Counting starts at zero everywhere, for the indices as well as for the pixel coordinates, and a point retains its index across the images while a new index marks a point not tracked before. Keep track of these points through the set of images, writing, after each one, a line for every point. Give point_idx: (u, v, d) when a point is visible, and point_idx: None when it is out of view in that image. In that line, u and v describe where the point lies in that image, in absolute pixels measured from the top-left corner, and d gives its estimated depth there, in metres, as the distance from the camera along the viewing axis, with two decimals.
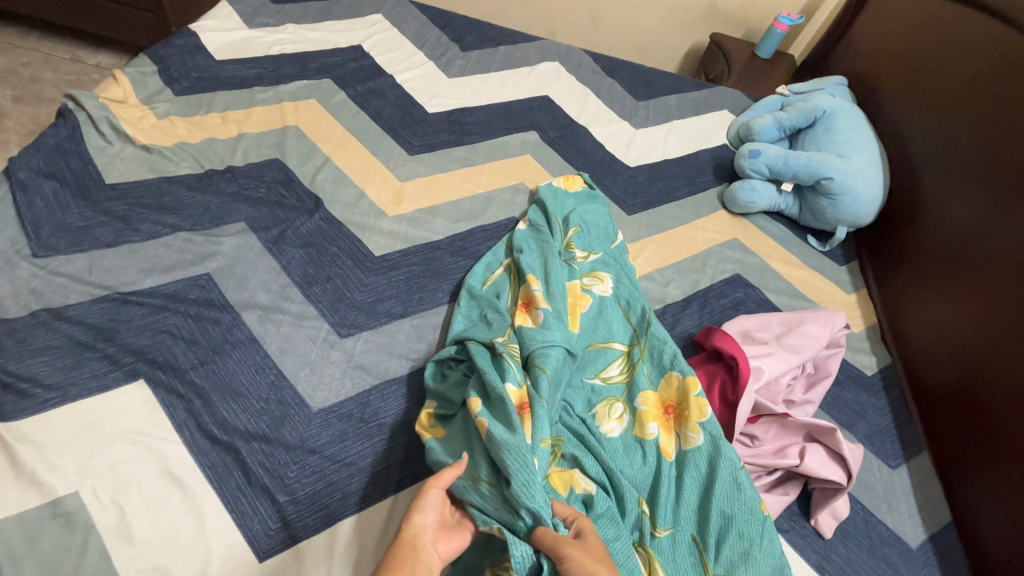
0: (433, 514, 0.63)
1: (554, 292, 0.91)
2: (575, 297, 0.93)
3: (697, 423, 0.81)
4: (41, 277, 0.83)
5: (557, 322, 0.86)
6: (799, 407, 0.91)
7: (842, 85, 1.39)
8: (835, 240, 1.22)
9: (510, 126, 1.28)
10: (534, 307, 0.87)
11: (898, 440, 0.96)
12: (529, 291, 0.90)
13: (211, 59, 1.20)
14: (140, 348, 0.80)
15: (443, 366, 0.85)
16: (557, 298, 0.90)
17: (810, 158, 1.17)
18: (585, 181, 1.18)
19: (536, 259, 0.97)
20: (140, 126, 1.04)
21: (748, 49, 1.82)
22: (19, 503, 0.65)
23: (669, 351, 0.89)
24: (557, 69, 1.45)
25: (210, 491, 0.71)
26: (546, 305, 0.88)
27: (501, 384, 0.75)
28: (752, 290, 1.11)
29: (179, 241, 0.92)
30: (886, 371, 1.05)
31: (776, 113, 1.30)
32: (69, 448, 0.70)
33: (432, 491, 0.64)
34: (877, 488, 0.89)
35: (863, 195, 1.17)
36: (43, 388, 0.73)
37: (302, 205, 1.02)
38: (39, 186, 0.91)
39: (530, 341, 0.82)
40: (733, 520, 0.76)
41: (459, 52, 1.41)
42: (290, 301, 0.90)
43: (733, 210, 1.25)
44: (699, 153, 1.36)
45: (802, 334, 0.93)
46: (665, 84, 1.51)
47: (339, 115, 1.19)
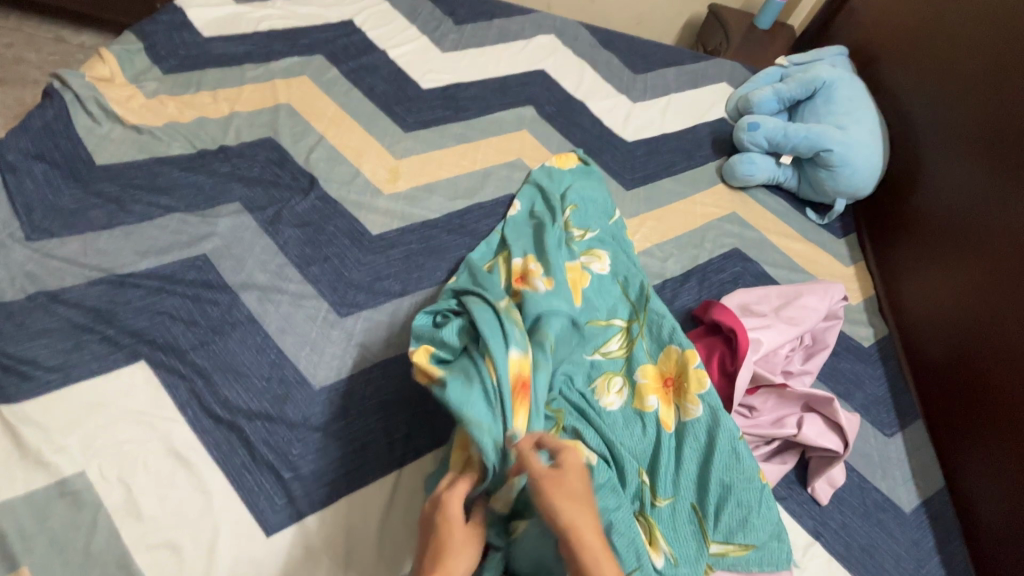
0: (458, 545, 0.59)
1: (557, 266, 0.89)
2: (574, 278, 0.92)
3: (697, 395, 0.82)
4: (36, 260, 0.82)
5: (557, 295, 0.85)
6: (797, 377, 0.92)
7: (842, 55, 1.37)
8: (834, 213, 1.21)
9: (507, 102, 1.26)
10: (534, 281, 0.86)
11: (894, 409, 0.97)
12: (526, 266, 0.89)
13: (199, 36, 1.18)
14: (139, 330, 0.80)
15: (439, 312, 0.80)
16: (558, 270, 0.89)
17: (809, 130, 1.16)
18: (580, 158, 1.16)
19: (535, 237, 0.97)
20: (129, 107, 1.02)
21: (747, 20, 1.79)
22: (26, 483, 0.66)
23: (667, 325, 0.90)
24: (553, 43, 1.42)
25: (215, 470, 0.72)
26: (547, 280, 0.86)
27: (505, 351, 0.71)
28: (750, 263, 1.11)
29: (174, 222, 0.91)
30: (883, 342, 1.06)
31: (775, 85, 1.29)
32: (73, 428, 0.70)
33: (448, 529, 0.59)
34: (872, 456, 0.90)
35: (862, 166, 1.16)
36: (43, 369, 0.73)
37: (297, 184, 1.01)
38: (29, 168, 0.90)
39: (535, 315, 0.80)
40: (731, 489, 0.77)
41: (453, 25, 1.38)
42: (289, 281, 0.89)
43: (732, 183, 1.24)
44: (698, 126, 1.35)
45: (801, 306, 0.93)
46: (663, 56, 1.48)
47: (332, 92, 1.17)
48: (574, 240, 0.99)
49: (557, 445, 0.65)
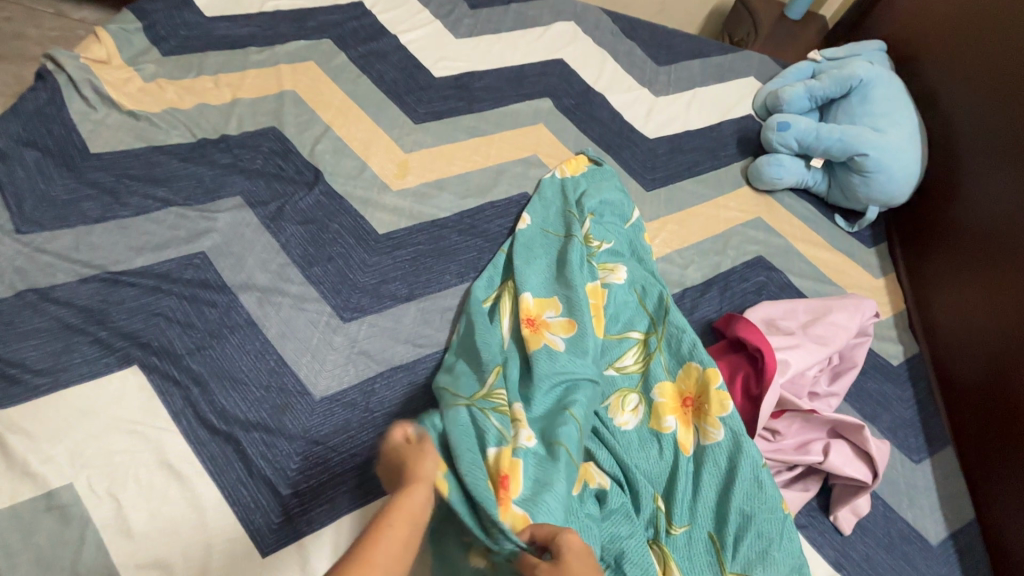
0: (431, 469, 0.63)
1: (578, 301, 0.84)
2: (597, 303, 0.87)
3: (718, 418, 0.78)
4: (26, 255, 0.78)
5: (580, 342, 0.81)
6: (823, 399, 0.87)
7: (880, 51, 1.30)
8: (865, 221, 1.15)
9: (523, 93, 1.20)
10: (552, 331, 0.82)
11: (923, 433, 0.92)
12: (542, 313, 0.85)
13: (200, 15, 1.11)
14: (132, 332, 0.76)
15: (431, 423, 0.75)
16: (581, 310, 0.84)
17: (843, 132, 1.09)
18: (591, 159, 1.10)
19: (550, 260, 0.92)
20: (127, 91, 0.97)
21: (776, 10, 1.70)
22: (11, 496, 0.62)
23: (687, 340, 0.85)
24: (572, 30, 1.34)
25: (211, 484, 0.68)
26: (562, 333, 0.83)
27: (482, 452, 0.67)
28: (775, 273, 1.06)
29: (171, 217, 0.87)
30: (913, 361, 1.00)
31: (808, 82, 1.22)
32: (62, 437, 0.67)
33: (424, 452, 0.64)
34: (899, 484, 0.86)
35: (898, 172, 1.10)
36: (32, 373, 0.70)
37: (301, 178, 0.96)
38: (20, 156, 0.85)
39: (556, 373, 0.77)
40: (751, 519, 0.73)
41: (468, 9, 1.31)
42: (290, 282, 0.85)
43: (759, 186, 1.18)
44: (723, 123, 1.28)
45: (830, 324, 0.88)
46: (688, 47, 1.41)
47: (339, 79, 1.11)
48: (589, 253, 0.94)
49: (550, 533, 0.60)
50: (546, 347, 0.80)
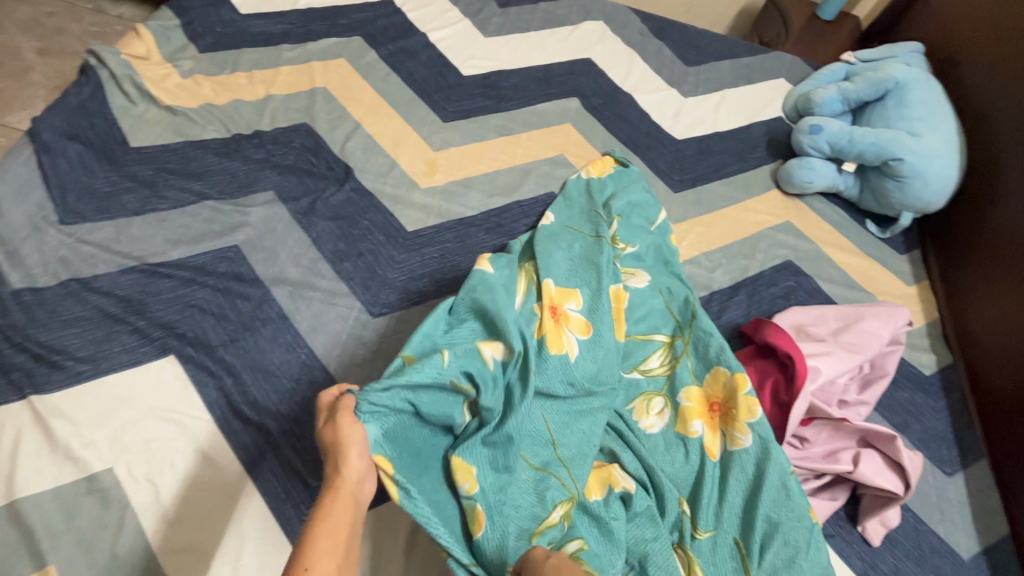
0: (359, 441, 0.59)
1: (601, 306, 0.80)
2: (620, 306, 0.85)
3: (746, 424, 0.77)
4: (69, 245, 0.81)
5: (602, 349, 0.78)
6: (853, 408, 0.86)
7: (917, 52, 1.27)
8: (898, 227, 1.13)
9: (551, 92, 1.20)
10: (570, 330, 0.78)
11: (955, 445, 0.90)
12: (564, 304, 0.80)
13: (236, 13, 1.13)
14: (169, 322, 0.78)
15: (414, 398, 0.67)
16: (601, 314, 0.80)
17: (878, 136, 1.06)
18: (615, 160, 1.07)
19: (577, 254, 0.87)
20: (165, 86, 0.99)
21: (809, 10, 1.67)
22: (56, 478, 0.65)
23: (715, 343, 0.84)
24: (601, 29, 1.34)
25: (243, 474, 0.70)
26: (579, 333, 0.78)
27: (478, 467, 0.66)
28: (804, 278, 1.04)
29: (207, 211, 0.89)
30: (946, 371, 0.98)
31: (841, 84, 1.20)
32: (102, 423, 0.69)
33: (349, 422, 0.59)
34: (929, 496, 0.84)
35: (935, 178, 1.07)
36: (74, 360, 0.72)
37: (332, 174, 0.97)
38: (64, 148, 0.88)
39: (577, 381, 0.74)
40: (779, 526, 0.72)
41: (497, 8, 1.31)
42: (321, 278, 0.86)
43: (788, 190, 1.16)
44: (752, 125, 1.26)
45: (862, 331, 0.86)
46: (718, 47, 1.39)
47: (370, 76, 1.12)
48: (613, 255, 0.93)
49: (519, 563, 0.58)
50: (564, 352, 0.75)
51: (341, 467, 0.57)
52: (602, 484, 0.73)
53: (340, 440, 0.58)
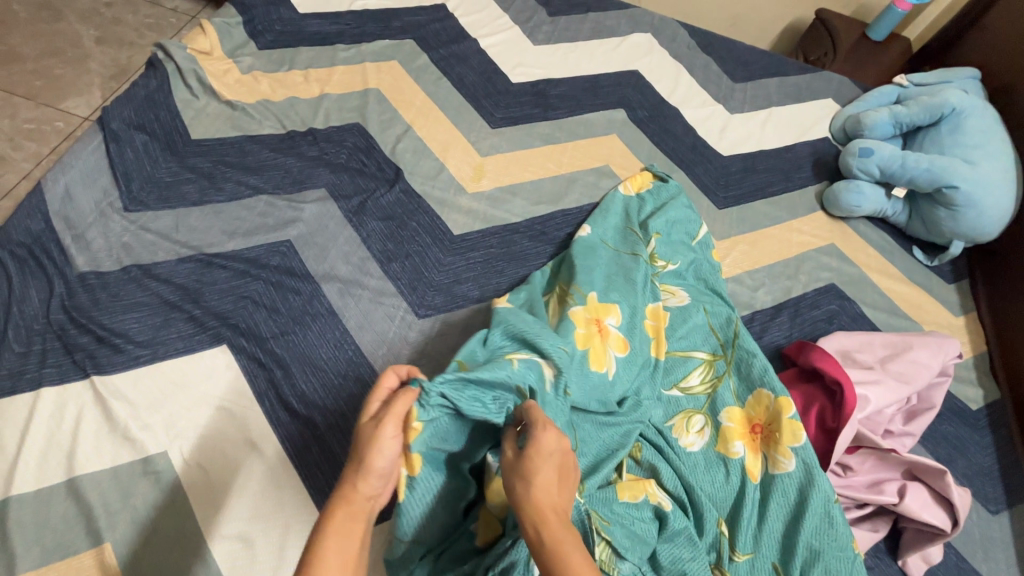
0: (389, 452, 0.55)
1: (636, 324, 0.83)
2: (655, 327, 0.85)
3: (789, 448, 0.76)
4: (132, 232, 0.84)
5: (630, 369, 0.79)
6: (897, 438, 0.84)
7: (974, 78, 1.24)
8: (947, 255, 1.10)
9: (598, 102, 1.20)
10: (609, 346, 0.79)
11: (1001, 483, 0.88)
12: (605, 317, 0.81)
13: (295, 12, 1.16)
14: (223, 312, 0.80)
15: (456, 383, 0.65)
16: (638, 333, 0.82)
17: (932, 163, 1.05)
18: (655, 176, 1.07)
19: (610, 269, 0.89)
20: (225, 81, 1.02)
21: (858, 29, 1.64)
22: (114, 457, 0.67)
23: (758, 365, 0.84)
24: (649, 42, 1.34)
25: (289, 465, 0.71)
26: (620, 351, 0.80)
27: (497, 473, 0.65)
28: (848, 302, 1.03)
29: (262, 205, 0.91)
30: (993, 406, 0.96)
31: (894, 108, 1.18)
32: (158, 407, 0.71)
33: (384, 430, 0.55)
34: (973, 534, 0.82)
35: (990, 208, 1.05)
36: (134, 344, 0.74)
37: (382, 174, 0.99)
38: (130, 138, 0.91)
39: (598, 392, 0.75)
40: (820, 554, 0.71)
41: (546, 16, 1.32)
42: (370, 276, 0.88)
43: (834, 212, 1.15)
44: (799, 145, 1.25)
45: (910, 361, 0.85)
46: (766, 64, 1.38)
47: (421, 79, 1.13)
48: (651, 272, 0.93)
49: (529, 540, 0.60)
50: (603, 367, 0.77)
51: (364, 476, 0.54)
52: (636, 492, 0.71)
53: (372, 445, 0.54)
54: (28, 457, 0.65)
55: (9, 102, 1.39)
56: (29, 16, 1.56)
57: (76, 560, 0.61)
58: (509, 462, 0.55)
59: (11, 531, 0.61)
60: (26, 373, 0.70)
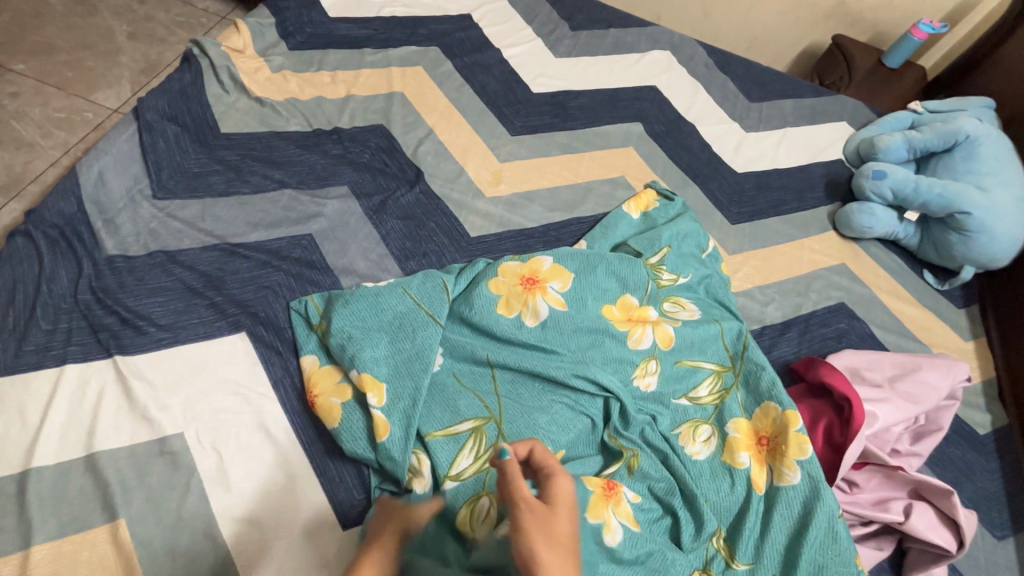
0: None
1: (590, 300, 0.87)
2: (630, 314, 0.88)
3: (795, 461, 0.76)
4: (160, 219, 0.86)
5: (584, 337, 0.84)
6: (904, 458, 0.84)
7: (989, 108, 1.25)
8: (958, 280, 1.11)
9: (616, 116, 1.22)
10: (542, 300, 0.86)
11: (1008, 509, 0.88)
12: (547, 279, 0.88)
13: (325, 16, 1.19)
14: (243, 301, 0.82)
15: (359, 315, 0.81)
16: (587, 304, 0.87)
17: (945, 188, 1.06)
18: (659, 193, 1.08)
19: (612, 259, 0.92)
20: (256, 79, 1.05)
21: (874, 55, 1.65)
22: (132, 436, 0.69)
23: (766, 378, 0.85)
24: (668, 59, 1.36)
25: (302, 453, 0.73)
26: (558, 306, 0.86)
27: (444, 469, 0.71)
28: (857, 322, 1.03)
29: (285, 198, 0.93)
30: (1001, 432, 0.95)
31: (909, 132, 1.19)
32: (177, 389, 0.73)
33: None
34: (978, 558, 0.82)
35: (1002, 235, 1.06)
36: (156, 327, 0.76)
37: (403, 175, 1.01)
38: (163, 129, 0.94)
39: (502, 337, 0.82)
40: (823, 570, 0.71)
41: (568, 30, 1.35)
42: (387, 273, 0.90)
43: (846, 233, 1.16)
44: (812, 165, 1.27)
45: (920, 381, 0.85)
46: (782, 86, 1.40)
47: (444, 85, 1.16)
48: (662, 281, 0.95)
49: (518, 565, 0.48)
50: (518, 317, 0.84)
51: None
52: (599, 511, 0.66)
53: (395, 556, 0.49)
54: (49, 432, 0.67)
55: (41, 91, 1.43)
56: (65, 10, 1.61)
57: (90, 534, 0.62)
58: (534, 511, 0.48)
59: (28, 501, 0.62)
60: (51, 350, 0.72)
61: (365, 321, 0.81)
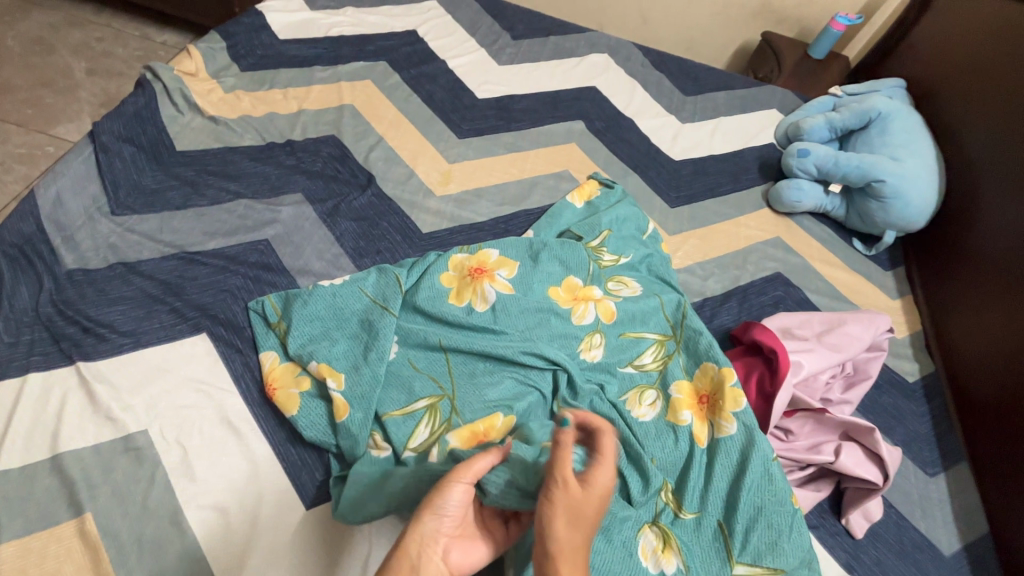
0: (456, 512, 0.57)
1: (533, 283, 0.93)
2: (574, 293, 0.94)
3: (731, 413, 0.82)
4: (119, 234, 0.90)
5: (531, 317, 0.89)
6: (836, 406, 0.90)
7: (900, 88, 1.36)
8: (882, 245, 1.20)
9: (558, 115, 1.30)
10: (489, 285, 0.91)
11: (937, 448, 0.94)
12: (494, 268, 0.94)
13: (275, 38, 1.26)
14: (203, 304, 0.85)
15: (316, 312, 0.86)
16: (532, 286, 0.92)
17: (861, 160, 1.15)
18: (601, 182, 1.15)
19: (555, 245, 0.98)
20: (209, 99, 1.10)
21: (801, 49, 1.77)
22: (96, 436, 0.71)
23: (704, 341, 0.90)
24: (605, 61, 1.45)
25: (264, 441, 0.76)
26: (506, 291, 0.91)
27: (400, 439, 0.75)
28: (793, 289, 1.11)
29: (241, 208, 0.97)
30: (928, 379, 1.03)
31: (828, 114, 1.28)
32: (139, 390, 0.76)
33: (457, 487, 0.57)
34: (911, 494, 0.88)
35: (915, 199, 1.14)
36: (118, 333, 0.79)
37: (355, 180, 1.07)
38: (119, 150, 0.98)
39: (453, 322, 0.87)
40: (762, 510, 0.76)
41: (510, 40, 1.43)
42: (342, 270, 0.94)
43: (778, 209, 1.24)
44: (745, 150, 1.35)
45: (844, 333, 0.92)
46: (714, 80, 1.50)
47: (392, 97, 1.22)
48: (604, 262, 1.01)
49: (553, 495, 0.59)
50: (469, 305, 0.89)
51: (425, 546, 0.54)
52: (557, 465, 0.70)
53: (431, 508, 0.55)
54: (13, 437, 0.69)
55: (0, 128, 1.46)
56: (23, 50, 1.65)
57: (58, 530, 0.65)
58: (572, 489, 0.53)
59: None
60: (14, 361, 0.75)
61: (323, 319, 0.85)
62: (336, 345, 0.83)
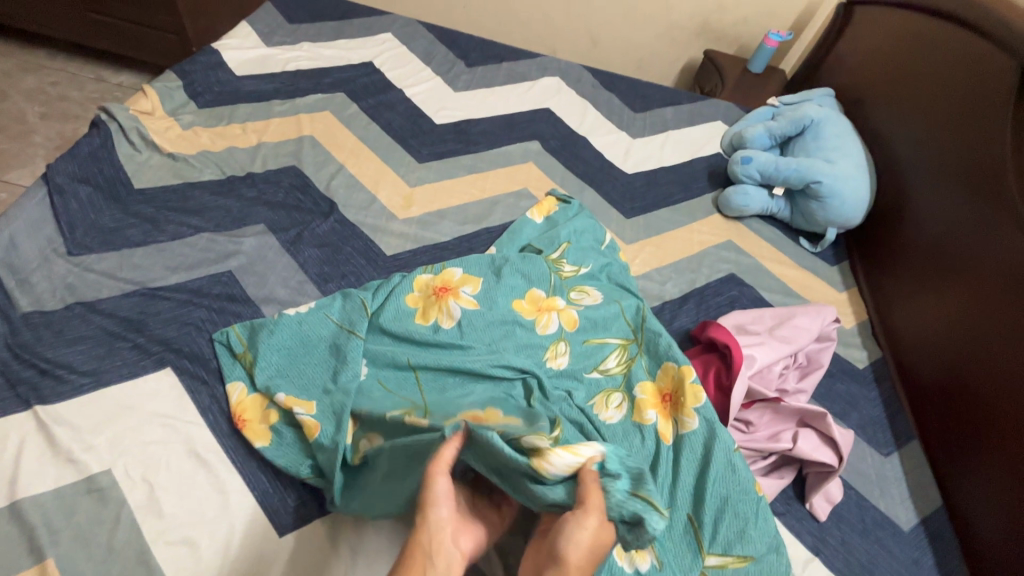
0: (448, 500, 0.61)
1: (498, 298, 0.96)
2: (538, 305, 0.97)
3: (693, 409, 0.85)
4: (76, 273, 0.89)
5: (497, 330, 0.92)
6: (792, 395, 0.95)
7: (829, 96, 1.46)
8: (825, 242, 1.28)
9: (514, 137, 1.35)
10: (454, 303, 0.93)
11: (890, 429, 1.00)
12: (459, 285, 0.96)
13: (232, 74, 1.28)
14: (166, 339, 0.85)
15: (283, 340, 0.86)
16: (496, 300, 0.95)
17: (798, 164, 1.23)
18: (558, 198, 1.19)
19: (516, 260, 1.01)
20: (167, 137, 1.11)
21: (740, 65, 1.88)
22: (56, 479, 0.70)
23: (664, 342, 0.94)
24: (557, 83, 1.52)
25: (234, 471, 0.76)
26: (471, 306, 0.93)
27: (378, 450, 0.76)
28: (746, 288, 1.16)
29: (203, 241, 0.98)
30: (876, 364, 1.10)
31: (767, 123, 1.37)
32: (102, 429, 0.75)
33: (438, 477, 0.61)
34: (869, 475, 0.92)
35: (851, 197, 1.22)
36: (77, 373, 0.78)
37: (317, 208, 1.09)
38: (75, 190, 0.98)
39: (420, 340, 0.88)
40: (728, 500, 0.79)
41: (464, 67, 1.49)
42: (307, 296, 0.95)
43: (728, 214, 1.31)
44: (694, 160, 1.43)
45: (793, 326, 0.98)
46: (661, 96, 1.58)
47: (352, 126, 1.25)
48: (565, 273, 1.05)
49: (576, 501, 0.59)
50: (435, 323, 0.92)
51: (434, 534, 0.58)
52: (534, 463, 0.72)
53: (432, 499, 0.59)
54: None
55: None
56: None
57: None
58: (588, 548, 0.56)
59: None
60: None
61: (290, 346, 0.86)
62: (305, 371, 0.84)
